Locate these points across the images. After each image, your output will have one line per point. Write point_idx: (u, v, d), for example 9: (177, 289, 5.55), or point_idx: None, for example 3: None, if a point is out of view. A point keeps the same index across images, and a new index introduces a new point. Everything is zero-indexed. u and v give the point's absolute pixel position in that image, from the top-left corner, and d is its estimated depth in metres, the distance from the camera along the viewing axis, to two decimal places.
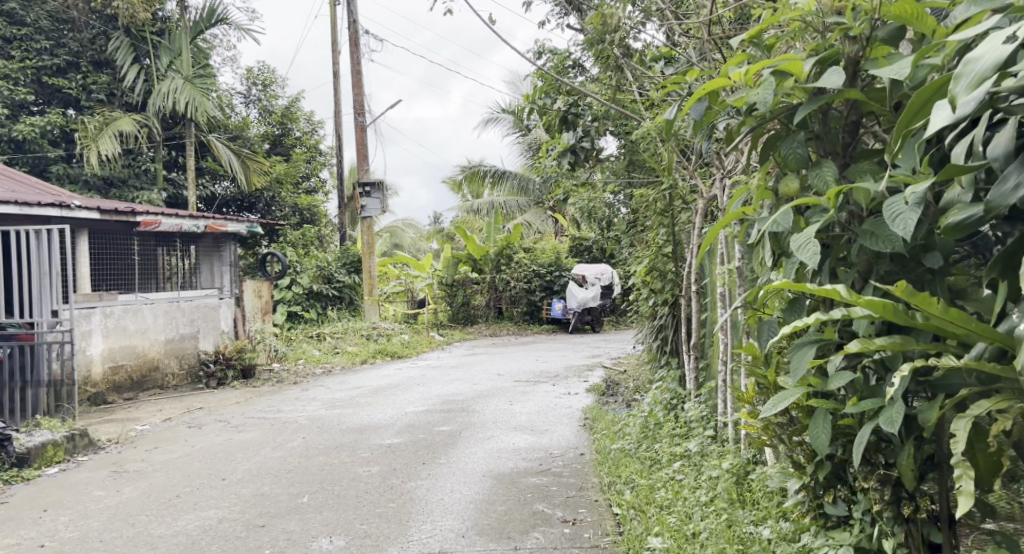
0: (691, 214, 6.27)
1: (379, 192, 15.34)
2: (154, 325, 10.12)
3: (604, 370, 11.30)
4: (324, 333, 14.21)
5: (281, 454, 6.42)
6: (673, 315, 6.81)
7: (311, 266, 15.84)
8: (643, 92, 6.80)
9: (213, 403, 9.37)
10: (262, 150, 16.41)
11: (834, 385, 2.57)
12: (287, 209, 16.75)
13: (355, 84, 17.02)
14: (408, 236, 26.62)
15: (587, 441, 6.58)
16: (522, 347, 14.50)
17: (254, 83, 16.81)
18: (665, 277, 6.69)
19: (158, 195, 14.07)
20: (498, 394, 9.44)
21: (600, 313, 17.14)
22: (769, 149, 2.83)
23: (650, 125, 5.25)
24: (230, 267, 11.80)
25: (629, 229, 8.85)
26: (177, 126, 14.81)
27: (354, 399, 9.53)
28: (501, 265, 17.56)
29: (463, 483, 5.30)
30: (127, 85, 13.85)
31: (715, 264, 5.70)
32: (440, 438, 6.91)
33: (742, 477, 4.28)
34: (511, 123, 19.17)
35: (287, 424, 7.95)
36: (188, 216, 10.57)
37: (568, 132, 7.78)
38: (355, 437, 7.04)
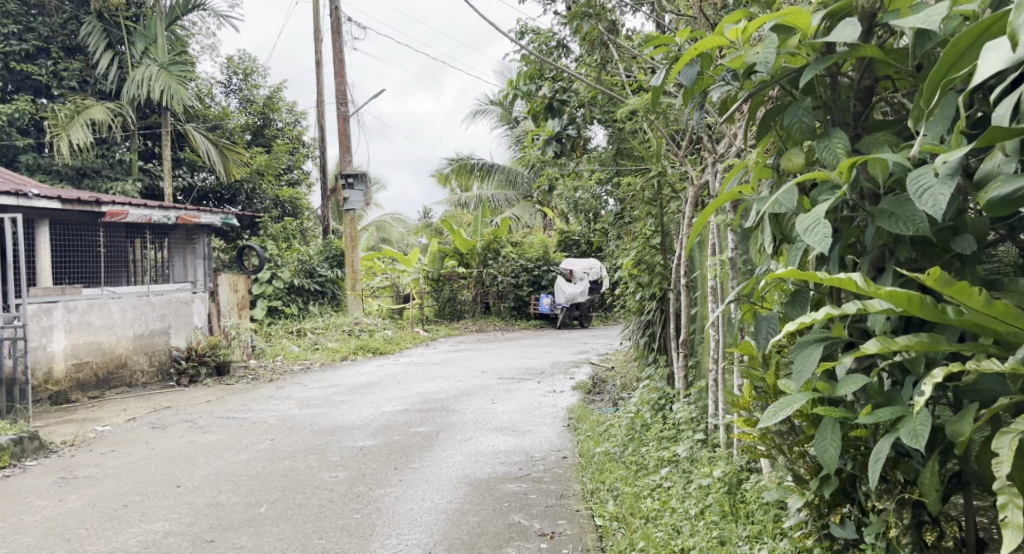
0: (681, 204, 5.94)
1: (362, 184, 14.92)
2: (121, 321, 9.74)
3: (592, 368, 10.96)
4: (304, 329, 13.81)
5: (244, 458, 6.06)
6: (662, 311, 6.42)
7: (292, 260, 15.39)
8: (630, 75, 6.45)
9: (182, 402, 8.98)
10: (242, 140, 15.96)
11: (845, 391, 2.21)
12: (268, 201, 16.33)
13: (337, 73, 16.61)
14: (396, 231, 26.23)
15: (571, 444, 6.21)
16: (507, 343, 14.15)
17: (234, 72, 16.32)
18: (653, 269, 6.32)
19: (132, 185, 13.62)
20: (481, 393, 9.08)
21: (588, 308, 16.86)
22: (768, 122, 2.48)
23: (639, 105, 4.89)
24: (204, 259, 11.37)
25: (617, 222, 8.49)
26: (152, 116, 14.37)
27: (330, 397, 9.15)
28: (489, 259, 17.18)
29: (435, 490, 4.94)
30: (100, 73, 13.39)
31: (706, 255, 5.34)
32: (416, 440, 6.55)
33: (735, 487, 3.92)
34: (498, 115, 18.82)
35: (256, 424, 7.58)
36: (158, 207, 10.16)
37: (553, 120, 7.65)
38: (326, 439, 6.67)
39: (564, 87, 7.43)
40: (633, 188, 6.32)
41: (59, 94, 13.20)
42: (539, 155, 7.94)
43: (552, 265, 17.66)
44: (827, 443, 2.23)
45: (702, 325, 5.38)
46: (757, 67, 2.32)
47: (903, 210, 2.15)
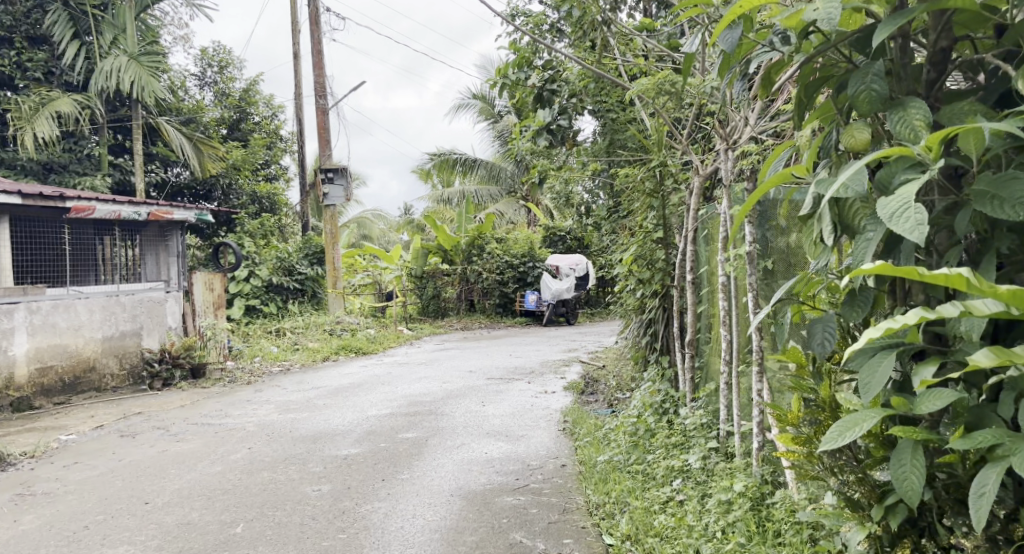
0: (683, 194, 5.57)
1: (342, 178, 14.48)
2: (88, 322, 9.27)
3: (583, 367, 10.61)
4: (284, 328, 13.37)
5: (219, 469, 5.65)
6: (664, 309, 6.06)
7: (271, 257, 14.92)
8: (625, 58, 6.09)
9: (154, 407, 8.54)
10: (217, 134, 15.44)
11: (929, 409, 1.93)
12: (245, 197, 15.86)
13: (316, 65, 16.15)
14: (378, 227, 25.75)
15: (569, 450, 5.85)
16: (493, 341, 13.77)
17: (209, 64, 15.84)
18: (654, 263, 5.96)
19: (102, 181, 13.11)
20: (469, 394, 8.72)
21: (575, 305, 16.54)
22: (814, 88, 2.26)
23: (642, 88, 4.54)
24: (177, 257, 10.93)
25: (610, 215, 8.10)
26: (123, 108, 13.84)
27: (311, 401, 8.74)
28: (473, 255, 16.79)
29: (427, 505, 4.57)
30: (66, 64, 12.85)
31: (715, 248, 5.02)
32: (404, 448, 6.16)
33: (760, 503, 3.61)
34: (481, 110, 18.46)
35: (233, 431, 7.16)
36: (127, 202, 9.72)
37: (543, 110, 7.31)
38: (308, 448, 6.27)
39: (554, 75, 7.08)
40: (630, 179, 5.96)
41: (24, 86, 12.65)
42: (529, 146, 7.53)
43: (538, 261, 17.30)
44: (907, 469, 1.99)
45: (714, 323, 5.04)
46: (817, 24, 2.03)
47: (1010, 191, 1.92)
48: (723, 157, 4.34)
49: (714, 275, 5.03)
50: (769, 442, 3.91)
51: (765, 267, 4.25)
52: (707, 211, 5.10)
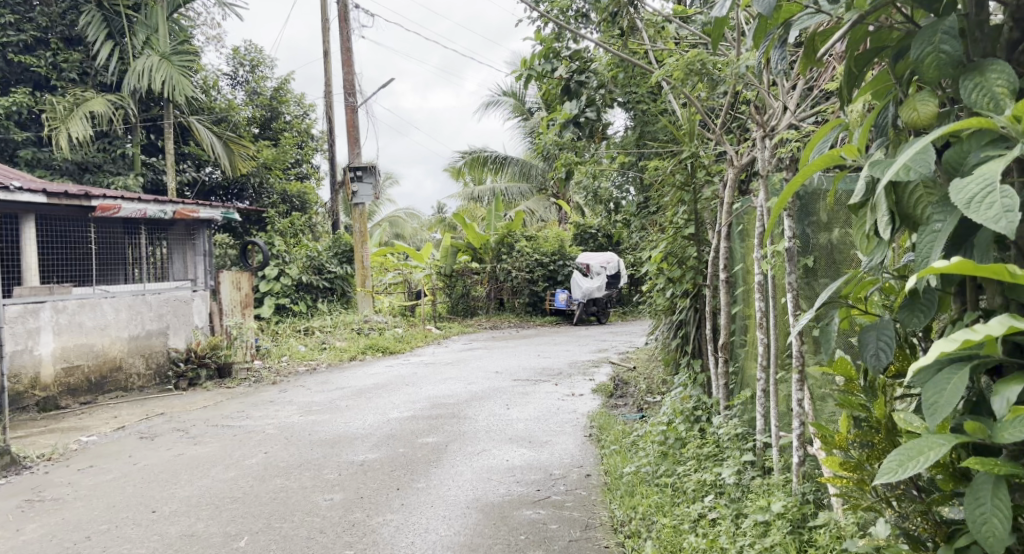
0: (716, 187, 5.23)
1: (371, 176, 14.29)
2: (114, 321, 9.16)
3: (612, 368, 10.29)
4: (312, 327, 13.21)
5: (233, 475, 5.45)
6: (696, 310, 5.71)
7: (301, 255, 14.80)
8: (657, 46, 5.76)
9: (176, 408, 8.40)
10: (248, 133, 15.32)
11: (1010, 438, 1.74)
12: (276, 196, 15.74)
13: (345, 63, 15.99)
14: (410, 226, 25.62)
15: (594, 458, 5.56)
16: (522, 341, 13.50)
17: (241, 63, 15.75)
18: (685, 261, 5.63)
19: (135, 180, 13.04)
20: (495, 396, 8.46)
21: (606, 304, 16.23)
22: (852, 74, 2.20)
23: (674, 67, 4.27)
24: (204, 256, 10.81)
25: (640, 212, 7.76)
26: (155, 107, 13.78)
27: (334, 402, 8.54)
28: (503, 254, 16.53)
29: (441, 518, 4.37)
30: (100, 64, 12.77)
31: (750, 245, 4.70)
32: (422, 454, 5.92)
33: (801, 526, 3.37)
34: (512, 107, 18.20)
35: (251, 434, 6.96)
36: (153, 201, 9.59)
37: (570, 103, 7.13)
38: (325, 452, 6.06)
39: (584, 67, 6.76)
40: (660, 174, 5.64)
41: (58, 86, 12.60)
42: (556, 139, 7.19)
43: (568, 259, 17.00)
44: (988, 512, 1.82)
45: (752, 326, 4.70)
46: None
47: None
48: (758, 143, 4.08)
49: (751, 272, 4.71)
50: (811, 457, 3.65)
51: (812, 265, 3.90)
52: (740, 206, 4.77)
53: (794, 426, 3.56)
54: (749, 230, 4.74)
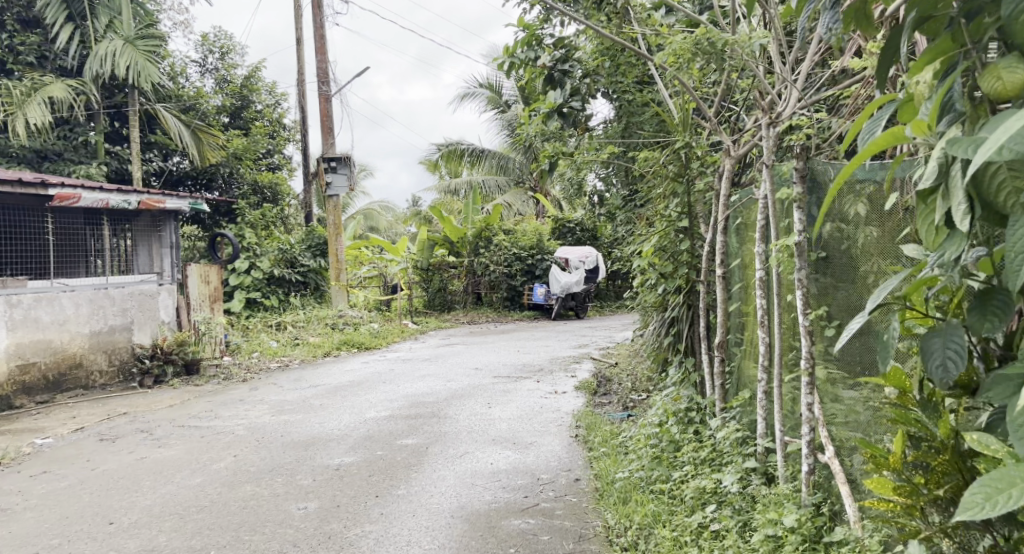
0: (711, 178, 4.97)
1: (345, 167, 13.90)
2: (74, 317, 8.76)
3: (594, 365, 10.03)
4: (285, 322, 12.84)
5: (199, 481, 5.11)
6: (688, 307, 5.43)
7: (272, 248, 14.40)
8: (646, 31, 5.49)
9: (140, 407, 8.05)
10: (218, 122, 14.88)
11: None
12: (246, 187, 15.30)
13: (318, 50, 15.59)
14: (384, 219, 25.19)
15: (583, 461, 5.30)
16: (500, 336, 13.22)
17: (209, 50, 15.29)
18: (678, 254, 5.35)
19: (97, 169, 12.58)
20: (475, 394, 8.18)
21: (585, 298, 16.01)
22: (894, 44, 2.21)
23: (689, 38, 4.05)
24: (171, 249, 10.36)
25: (625, 205, 7.48)
26: (119, 94, 13.31)
27: (307, 401, 8.22)
28: (481, 248, 16.18)
29: (425, 530, 4.09)
30: (60, 48, 12.29)
31: (750, 239, 4.45)
32: (402, 457, 5.62)
33: (816, 543, 3.24)
34: (489, 99, 17.88)
35: (219, 436, 6.62)
36: (116, 190, 9.19)
37: (555, 91, 6.95)
38: (298, 456, 5.74)
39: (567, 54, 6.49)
40: (651, 164, 5.35)
41: (16, 71, 12.14)
42: (539, 129, 6.92)
43: (547, 253, 16.72)
44: None
45: (751, 322, 4.41)
46: None
47: None
48: (764, 133, 3.86)
49: (752, 264, 4.44)
50: (821, 466, 3.49)
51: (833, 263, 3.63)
52: (743, 196, 4.51)
53: (804, 430, 3.40)
54: (749, 222, 4.48)
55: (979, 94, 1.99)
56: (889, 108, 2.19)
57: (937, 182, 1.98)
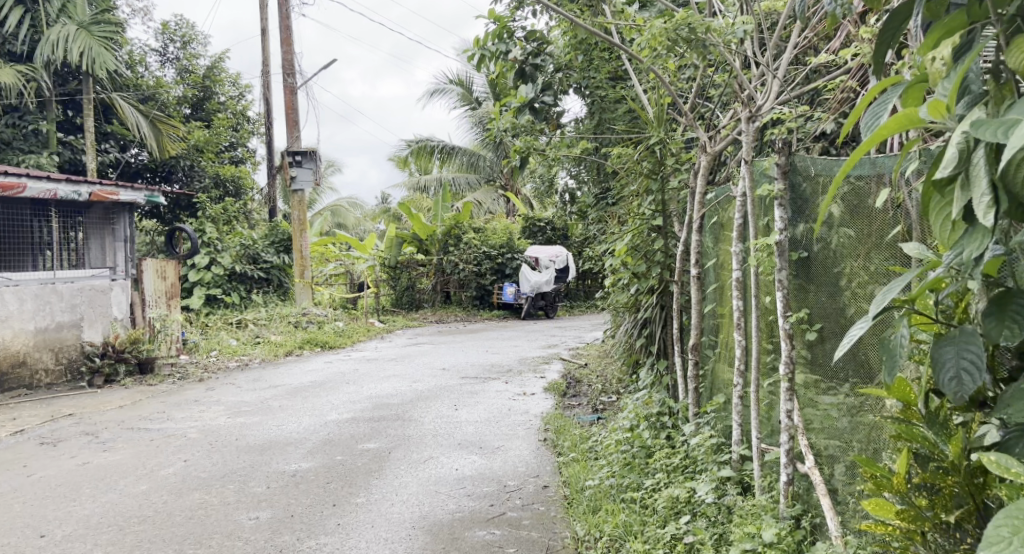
0: (687, 176, 4.84)
1: (311, 161, 13.56)
2: (18, 313, 8.45)
3: (563, 366, 9.85)
4: (246, 320, 12.49)
5: (144, 488, 4.83)
6: (661, 308, 5.22)
7: (234, 244, 14.01)
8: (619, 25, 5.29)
9: (88, 408, 7.71)
10: (179, 114, 14.48)
11: None
12: (207, 180, 14.89)
13: (285, 41, 15.23)
14: (352, 216, 24.78)
15: (551, 466, 5.09)
16: (469, 336, 12.99)
17: (170, 39, 14.87)
18: (652, 253, 5.16)
19: (48, 159, 12.13)
20: (442, 396, 7.94)
21: (555, 298, 15.84)
22: (895, 25, 2.17)
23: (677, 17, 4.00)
24: (124, 243, 10.04)
25: (598, 204, 7.27)
26: (73, 82, 12.86)
27: (266, 402, 7.93)
28: (450, 246, 15.97)
29: (384, 543, 3.86)
30: (10, 32, 11.82)
31: (726, 239, 4.27)
32: (363, 462, 5.37)
33: None
34: (460, 95, 17.66)
35: (170, 439, 6.32)
36: (65, 180, 8.89)
37: (525, 86, 6.76)
38: (252, 461, 5.48)
39: None
40: (625, 160, 5.16)
41: None
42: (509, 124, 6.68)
43: (516, 252, 16.52)
44: None
45: (728, 324, 4.22)
46: None
47: None
48: (743, 127, 3.68)
49: (729, 264, 4.24)
50: (800, 477, 3.33)
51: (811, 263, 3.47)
52: (720, 193, 4.34)
53: (781, 435, 3.22)
54: (726, 221, 4.29)
55: (1006, 74, 1.95)
56: (896, 92, 2.15)
57: (955, 174, 1.96)
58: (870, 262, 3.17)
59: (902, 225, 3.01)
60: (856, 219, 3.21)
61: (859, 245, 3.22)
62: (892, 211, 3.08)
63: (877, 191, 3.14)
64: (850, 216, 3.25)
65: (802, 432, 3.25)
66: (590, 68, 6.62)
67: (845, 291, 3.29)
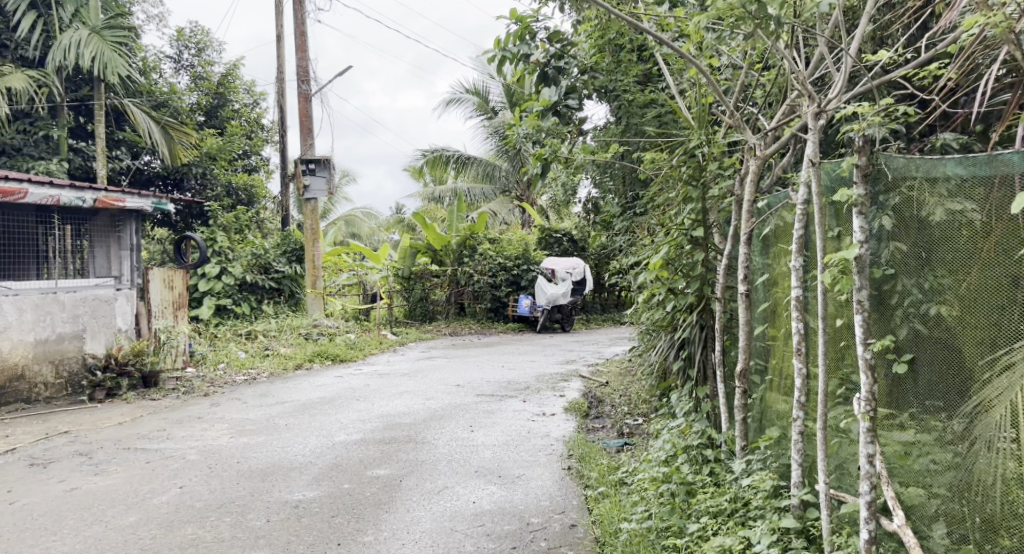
0: (731, 182, 4.42)
1: (325, 170, 13.17)
2: (16, 323, 8.10)
3: (583, 384, 9.38)
4: (256, 331, 12.11)
5: (131, 521, 4.43)
6: (702, 327, 4.76)
7: (245, 252, 13.62)
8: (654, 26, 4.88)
9: (86, 426, 7.33)
10: (192, 120, 14.15)
11: None
12: (219, 188, 14.52)
13: (300, 48, 14.91)
14: (367, 226, 24.38)
15: (578, 500, 4.65)
16: (483, 350, 12.53)
17: (185, 46, 14.60)
18: (691, 267, 4.65)
19: (58, 166, 11.79)
20: (456, 416, 7.49)
21: (571, 311, 15.36)
22: None
23: None
24: (130, 251, 9.62)
25: (623, 213, 6.80)
26: (84, 88, 12.56)
27: (272, 420, 7.50)
28: (465, 256, 15.53)
29: None
30: (21, 37, 11.54)
31: (783, 253, 3.86)
32: (372, 492, 4.92)
33: None
34: (476, 105, 17.21)
35: (167, 461, 5.90)
36: (69, 186, 8.54)
37: (548, 88, 6.41)
38: (252, 489, 5.05)
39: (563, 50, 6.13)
40: (662, 166, 4.71)
41: None
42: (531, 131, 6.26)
43: (533, 264, 16.07)
44: None
45: (788, 347, 3.74)
46: None
47: None
48: (807, 120, 3.25)
49: (784, 280, 3.81)
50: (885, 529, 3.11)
51: (868, 291, 3.56)
52: (778, 199, 3.88)
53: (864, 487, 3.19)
54: (784, 231, 3.84)
55: None
56: None
57: None
58: (923, 281, 3.35)
59: (981, 239, 3.17)
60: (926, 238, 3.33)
61: (910, 260, 3.38)
62: (966, 232, 3.22)
63: (945, 211, 3.27)
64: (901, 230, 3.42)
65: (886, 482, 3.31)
66: (618, 71, 6.22)
67: (895, 312, 3.43)
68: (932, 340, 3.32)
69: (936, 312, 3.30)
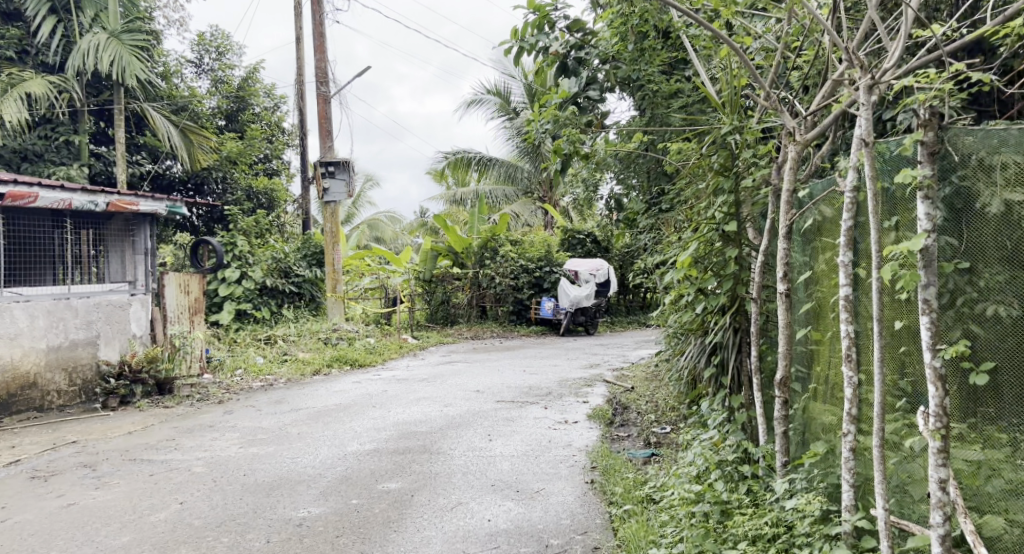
0: (767, 171, 4.05)
1: (345, 173, 12.89)
2: (28, 330, 7.87)
3: (607, 389, 9.00)
4: (275, 336, 11.86)
5: (124, 542, 4.26)
6: (737, 330, 4.40)
7: (265, 256, 13.34)
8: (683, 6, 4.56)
9: (95, 435, 7.08)
10: (212, 124, 13.94)
11: None
12: (240, 192, 14.31)
13: (319, 49, 14.70)
14: (390, 229, 24.18)
15: (603, 518, 4.34)
16: (506, 354, 12.18)
17: (206, 50, 14.44)
18: (723, 264, 4.29)
19: (78, 171, 11.57)
20: (475, 424, 7.16)
21: (595, 313, 14.98)
22: None
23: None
24: (145, 255, 9.37)
25: (648, 211, 6.42)
26: (104, 92, 12.35)
27: (285, 429, 7.20)
28: (486, 259, 15.24)
29: None
30: (41, 41, 11.32)
31: (830, 247, 3.54)
32: (380, 509, 4.61)
33: None
34: (498, 106, 16.79)
35: (171, 474, 5.62)
36: (80, 190, 8.29)
37: (567, 81, 6.09)
38: (256, 504, 4.76)
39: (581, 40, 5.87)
40: (691, 156, 4.38)
41: None
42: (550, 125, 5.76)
43: (556, 266, 15.72)
44: None
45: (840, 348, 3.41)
46: None
47: None
48: (859, 94, 3.00)
49: (833, 275, 3.51)
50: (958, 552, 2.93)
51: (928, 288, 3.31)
52: (824, 186, 3.58)
53: (938, 518, 2.98)
54: (830, 223, 3.52)
55: None
56: None
57: None
58: (981, 278, 3.16)
59: None
60: (1005, 228, 3.11)
61: (988, 249, 3.15)
62: None
63: (1011, 198, 3.10)
64: (951, 221, 3.23)
65: (965, 513, 3.06)
66: (643, 59, 5.80)
67: (951, 312, 3.23)
68: (999, 340, 3.12)
69: (996, 313, 3.13)
